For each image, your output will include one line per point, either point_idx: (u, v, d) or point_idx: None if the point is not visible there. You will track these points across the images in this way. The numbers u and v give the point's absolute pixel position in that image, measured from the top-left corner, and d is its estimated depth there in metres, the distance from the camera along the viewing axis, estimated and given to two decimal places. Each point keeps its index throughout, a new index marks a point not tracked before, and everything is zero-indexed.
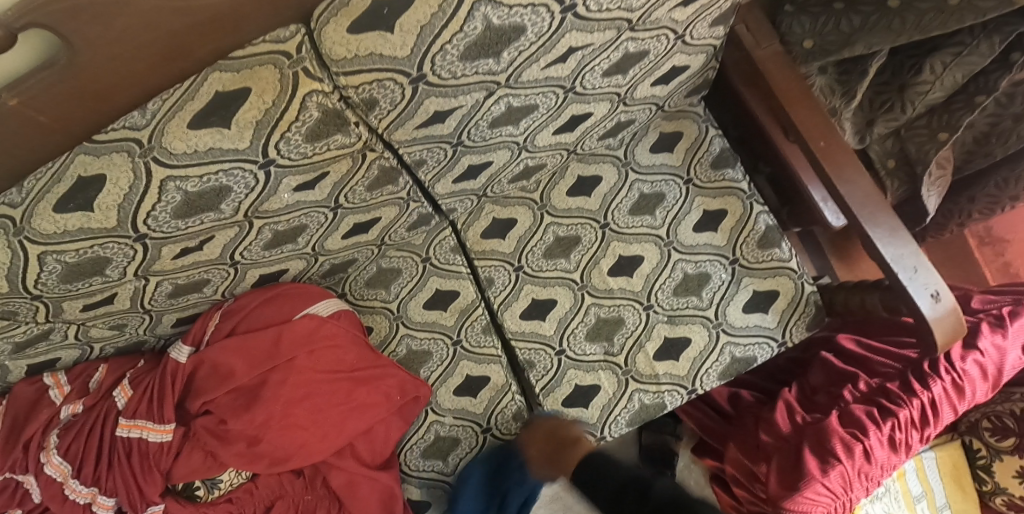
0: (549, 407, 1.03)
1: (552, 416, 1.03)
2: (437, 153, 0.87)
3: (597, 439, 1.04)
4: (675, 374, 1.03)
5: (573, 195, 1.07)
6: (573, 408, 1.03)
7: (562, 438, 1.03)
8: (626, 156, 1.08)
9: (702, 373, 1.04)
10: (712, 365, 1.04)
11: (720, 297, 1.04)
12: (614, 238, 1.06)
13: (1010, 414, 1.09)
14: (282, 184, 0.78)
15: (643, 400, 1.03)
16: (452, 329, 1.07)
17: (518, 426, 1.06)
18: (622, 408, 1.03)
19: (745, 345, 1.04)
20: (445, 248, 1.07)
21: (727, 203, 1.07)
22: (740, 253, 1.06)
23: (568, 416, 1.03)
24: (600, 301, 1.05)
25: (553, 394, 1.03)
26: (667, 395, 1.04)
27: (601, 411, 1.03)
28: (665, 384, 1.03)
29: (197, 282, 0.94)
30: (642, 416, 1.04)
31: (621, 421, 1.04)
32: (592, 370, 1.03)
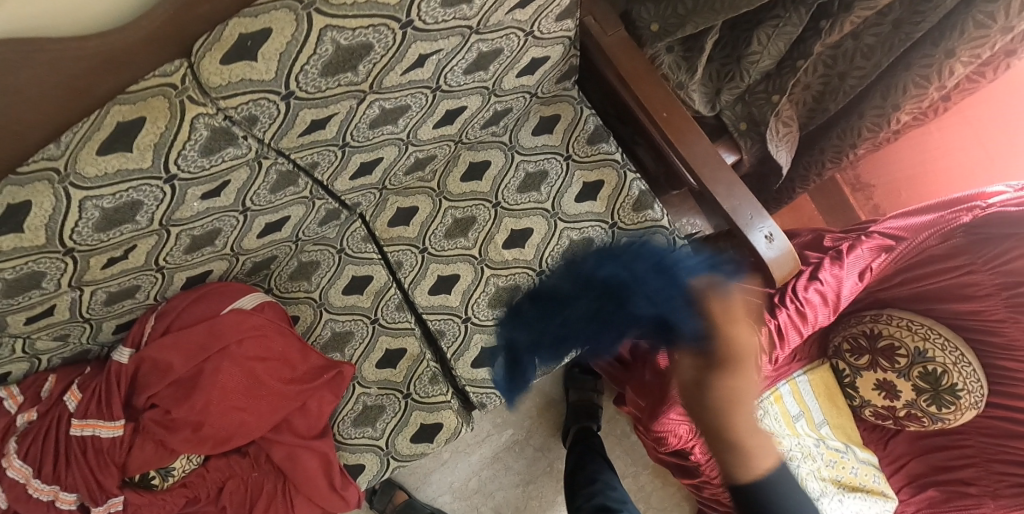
0: (460, 369, 1.17)
1: (463, 377, 1.16)
2: (328, 156, 0.99)
3: None
4: None
5: (466, 180, 1.20)
6: (480, 368, 1.16)
7: (476, 395, 1.16)
8: (511, 141, 1.21)
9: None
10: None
11: None
12: (506, 215, 1.19)
13: (861, 335, 1.24)
14: (187, 194, 0.90)
15: None
16: (370, 310, 1.19)
17: (435, 388, 1.19)
18: None
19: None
20: (357, 237, 1.19)
21: (604, 174, 1.21)
22: (617, 218, 1.20)
23: (477, 376, 1.16)
24: (497, 272, 1.18)
25: (462, 358, 1.16)
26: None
27: None
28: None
29: (128, 289, 1.05)
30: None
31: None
32: (495, 332, 1.16)
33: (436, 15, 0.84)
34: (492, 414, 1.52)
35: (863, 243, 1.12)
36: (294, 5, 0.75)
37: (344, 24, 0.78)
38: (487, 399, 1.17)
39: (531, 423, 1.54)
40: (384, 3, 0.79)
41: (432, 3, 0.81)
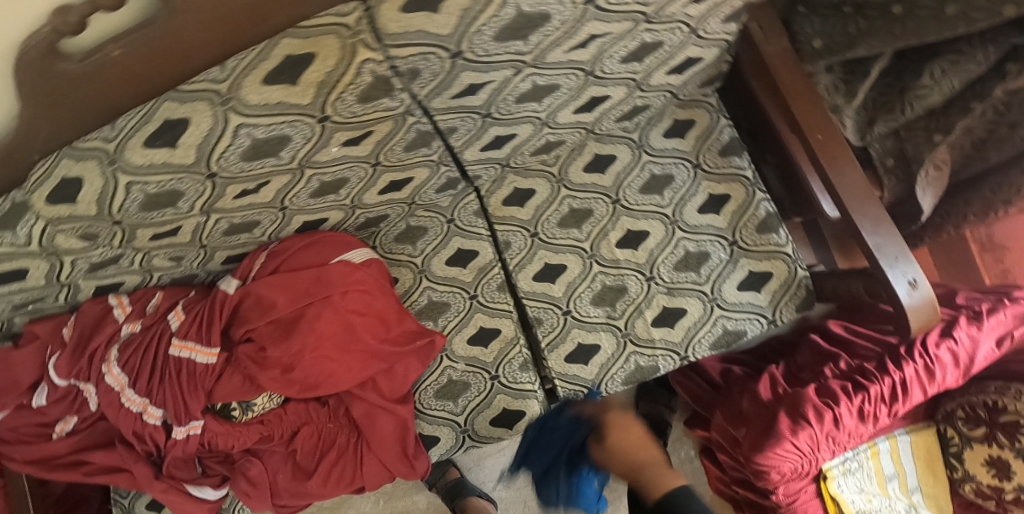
0: (552, 361, 1.13)
1: (553, 369, 1.13)
2: (468, 122, 0.98)
3: (594, 393, 1.13)
4: (670, 340, 1.12)
5: (588, 172, 1.17)
6: (573, 364, 1.13)
7: (563, 390, 1.13)
8: (640, 139, 1.17)
9: (695, 340, 1.12)
10: (704, 334, 1.11)
11: (717, 274, 1.13)
12: (623, 213, 1.16)
13: (982, 405, 1.15)
14: (333, 137, 0.90)
15: (639, 362, 1.12)
16: (470, 285, 1.18)
17: (523, 375, 1.17)
18: (619, 367, 1.12)
19: (736, 319, 1.12)
20: (469, 211, 1.18)
21: (732, 189, 1.15)
22: (738, 235, 1.14)
23: (568, 371, 1.13)
24: (606, 270, 1.15)
25: (558, 349, 1.14)
26: (660, 359, 1.12)
27: (600, 369, 1.12)
28: (662, 349, 1.12)
29: (249, 223, 1.06)
30: (635, 378, 1.12)
31: (618, 379, 1.12)
32: (594, 330, 1.13)
33: None
34: None
35: (1004, 307, 1.07)
36: None
37: None
38: (573, 396, 1.14)
39: None
40: None
41: None
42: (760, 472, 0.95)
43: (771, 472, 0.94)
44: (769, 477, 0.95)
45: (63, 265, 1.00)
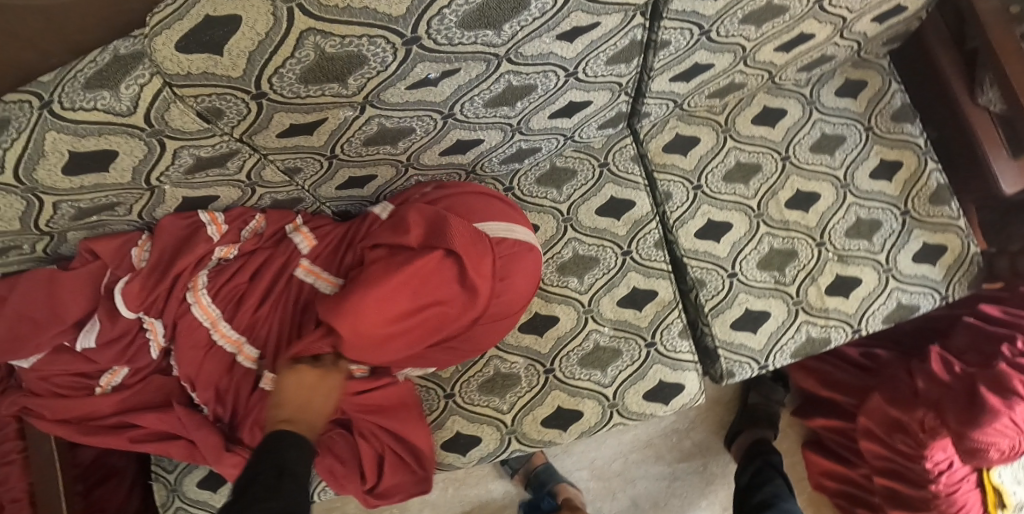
0: (716, 327, 1.01)
1: (716, 337, 1.01)
2: (684, 38, 0.85)
3: (760, 366, 1.02)
4: (844, 311, 1.02)
5: (758, 124, 1.07)
6: (739, 331, 1.01)
7: (726, 362, 1.01)
8: (811, 96, 1.08)
9: (868, 313, 1.03)
10: (878, 307, 1.03)
11: (892, 243, 1.05)
12: (793, 172, 1.06)
13: None
14: (565, 18, 0.72)
15: (811, 333, 1.02)
16: (623, 239, 1.03)
17: (682, 344, 1.02)
18: (789, 338, 1.02)
19: (909, 293, 1.04)
20: (625, 156, 1.04)
21: (904, 156, 1.09)
22: (911, 206, 1.07)
23: (732, 339, 1.01)
24: (774, 231, 1.04)
25: (722, 315, 1.01)
26: (831, 331, 1.03)
27: (769, 338, 1.01)
28: (836, 319, 1.02)
29: (401, 130, 0.85)
30: (802, 351, 1.02)
31: (785, 351, 1.02)
32: (762, 296, 1.02)
33: None
34: None
35: None
36: None
37: None
38: (737, 369, 1.01)
39: (694, 416, 1.38)
40: None
41: None
42: (976, 444, 0.88)
43: (988, 443, 0.88)
44: (984, 448, 0.88)
45: (163, 153, 0.75)
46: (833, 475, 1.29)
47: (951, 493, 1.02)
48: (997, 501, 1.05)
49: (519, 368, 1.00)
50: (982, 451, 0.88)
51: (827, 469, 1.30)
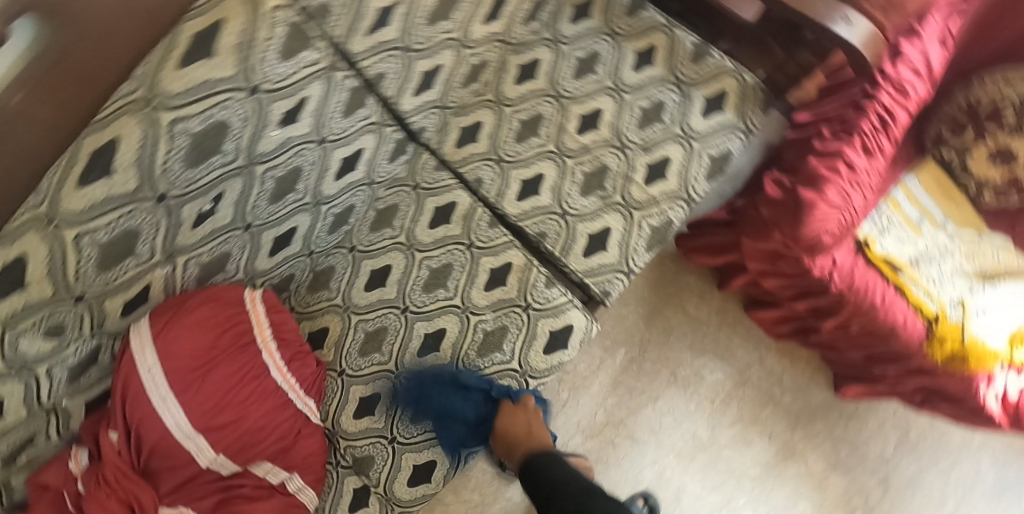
0: (573, 263, 1.10)
1: (579, 270, 1.10)
2: (394, 62, 1.01)
3: (627, 274, 1.11)
4: (670, 190, 1.11)
5: (520, 82, 1.17)
6: (593, 256, 1.10)
7: (596, 286, 1.09)
8: (553, 35, 1.17)
9: (691, 179, 1.12)
10: (696, 169, 1.12)
11: (680, 114, 1.14)
12: (570, 104, 1.16)
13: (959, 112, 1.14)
14: (268, 113, 0.86)
15: (652, 224, 1.11)
16: (463, 235, 1.13)
17: (553, 292, 1.10)
18: (637, 236, 1.10)
19: (714, 144, 1.13)
20: (428, 168, 1.16)
21: (654, 39, 1.17)
22: (680, 74, 1.16)
23: (590, 265, 1.10)
24: (579, 159, 1.14)
25: (573, 251, 1.10)
26: (670, 210, 1.12)
27: (620, 247, 1.10)
28: (668, 199, 1.11)
29: (220, 258, 0.98)
30: (656, 240, 1.11)
31: (642, 248, 1.11)
32: (597, 216, 1.11)
33: None
34: (599, 340, 1.45)
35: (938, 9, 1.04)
36: None
37: None
38: (609, 287, 1.10)
39: (643, 337, 1.46)
40: None
41: None
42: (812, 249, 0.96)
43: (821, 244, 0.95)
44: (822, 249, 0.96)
45: (40, 381, 0.88)
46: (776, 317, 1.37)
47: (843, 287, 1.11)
48: (889, 270, 1.14)
49: (436, 386, 1.10)
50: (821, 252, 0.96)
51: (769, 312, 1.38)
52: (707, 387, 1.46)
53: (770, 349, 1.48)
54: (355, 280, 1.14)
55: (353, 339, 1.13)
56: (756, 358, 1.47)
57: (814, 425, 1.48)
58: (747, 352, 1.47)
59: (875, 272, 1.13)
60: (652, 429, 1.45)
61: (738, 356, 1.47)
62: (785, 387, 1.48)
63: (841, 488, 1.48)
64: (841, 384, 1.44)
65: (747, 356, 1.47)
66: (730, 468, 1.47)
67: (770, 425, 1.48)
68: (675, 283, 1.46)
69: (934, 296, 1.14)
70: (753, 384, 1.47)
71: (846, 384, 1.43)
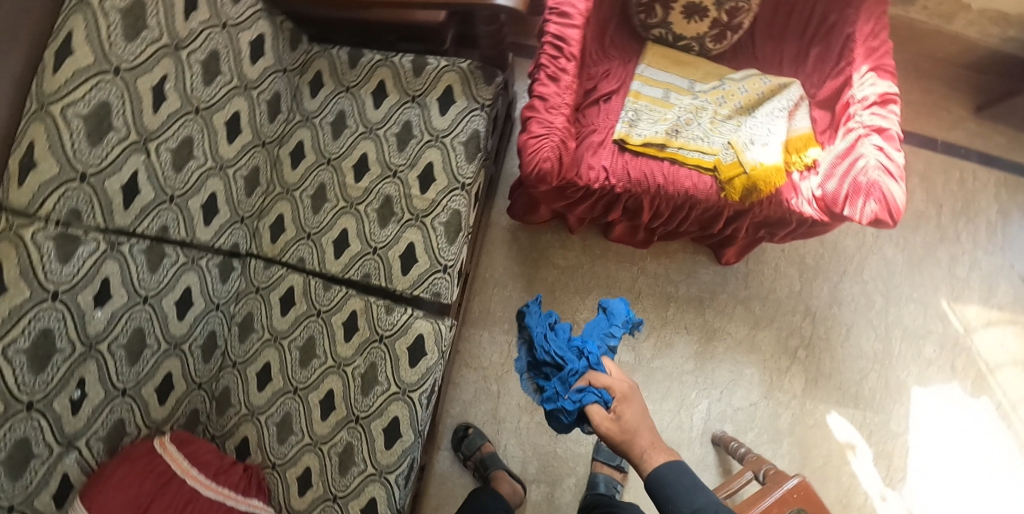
0: (400, 284, 1.25)
1: (406, 287, 1.24)
2: (169, 215, 1.16)
3: (446, 269, 1.24)
4: (443, 187, 1.25)
5: (296, 166, 1.35)
6: (411, 270, 1.24)
7: (427, 291, 1.24)
8: (303, 116, 1.37)
9: (455, 170, 1.25)
10: (456, 161, 1.24)
11: (425, 123, 1.26)
12: (340, 162, 1.31)
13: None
14: (80, 304, 1.04)
15: (442, 221, 1.24)
16: (308, 307, 1.30)
17: (396, 315, 1.25)
18: (435, 237, 1.24)
19: (461, 133, 1.24)
20: (260, 269, 1.34)
21: (380, 75, 1.31)
22: (412, 91, 1.29)
23: (412, 279, 1.24)
24: (366, 201, 1.29)
25: (393, 275, 1.25)
26: (452, 203, 1.25)
27: (427, 252, 1.24)
28: (445, 195, 1.25)
29: (117, 427, 1.15)
30: (453, 233, 1.25)
31: (444, 245, 1.24)
32: (399, 238, 1.26)
33: (131, 50, 1.02)
34: (495, 326, 1.59)
35: None
36: (42, 116, 0.93)
37: (72, 99, 0.95)
38: (438, 287, 1.24)
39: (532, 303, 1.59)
40: (86, 64, 0.96)
41: (118, 43, 1.00)
42: (542, 175, 1.07)
43: (544, 168, 1.06)
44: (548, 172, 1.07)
45: None
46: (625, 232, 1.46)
47: (621, 183, 1.20)
48: (653, 150, 1.24)
49: (346, 438, 1.25)
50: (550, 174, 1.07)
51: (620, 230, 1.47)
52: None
53: (646, 257, 1.60)
54: (247, 387, 1.32)
55: (269, 433, 1.29)
56: (637, 270, 1.59)
57: (719, 298, 1.59)
58: (626, 270, 1.59)
59: (643, 157, 1.23)
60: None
61: (620, 276, 1.59)
62: (675, 281, 1.59)
63: (773, 337, 1.58)
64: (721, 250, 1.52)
65: (628, 273, 1.59)
66: (667, 372, 1.56)
67: (681, 318, 1.58)
68: (535, 245, 1.60)
69: (705, 147, 1.24)
70: (647, 293, 1.58)
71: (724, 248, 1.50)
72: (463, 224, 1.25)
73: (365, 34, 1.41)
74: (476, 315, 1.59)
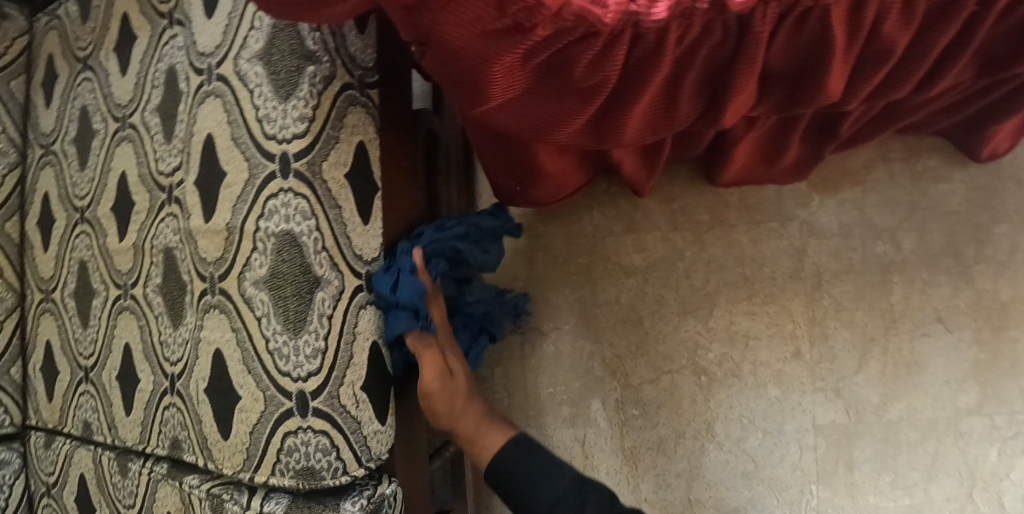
0: (226, 467, 0.45)
1: (240, 472, 0.44)
2: None
3: (307, 410, 0.41)
4: (238, 188, 0.43)
5: (47, 244, 0.67)
6: (232, 430, 0.44)
7: (287, 478, 0.42)
8: (40, 147, 0.70)
9: (257, 125, 0.43)
10: (256, 98, 0.43)
11: (191, 58, 0.50)
12: (95, 208, 0.60)
13: None
14: None
15: (258, 275, 0.41)
16: (112, 512, 0.60)
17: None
18: (254, 328, 0.42)
19: (253, 26, 0.44)
20: (41, 452, 0.68)
21: (123, 7, 0.61)
22: (166, 9, 0.55)
23: (242, 451, 0.44)
24: (142, 276, 0.54)
25: (209, 444, 0.46)
26: (269, 222, 0.41)
27: (248, 370, 0.42)
28: (249, 196, 0.42)
29: None
30: (295, 298, 0.40)
31: (281, 338, 0.41)
32: (197, 346, 0.46)
33: None
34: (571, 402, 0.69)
35: None
36: None
37: None
38: (306, 463, 0.41)
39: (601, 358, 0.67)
40: None
41: None
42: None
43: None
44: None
45: None
46: (749, 179, 0.59)
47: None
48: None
49: None
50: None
51: (764, 164, 0.55)
52: (770, 343, 0.63)
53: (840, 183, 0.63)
54: None
55: None
56: (800, 230, 0.63)
57: (997, 237, 0.60)
58: (777, 239, 0.63)
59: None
60: (749, 475, 0.63)
61: (772, 255, 0.63)
62: (887, 233, 0.61)
63: None
64: (971, 143, 0.57)
65: (780, 246, 0.63)
66: (920, 428, 0.60)
67: (925, 299, 0.60)
68: (578, 242, 0.68)
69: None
70: (839, 275, 0.62)
71: (985, 136, 0.55)
72: (321, 263, 0.41)
73: None
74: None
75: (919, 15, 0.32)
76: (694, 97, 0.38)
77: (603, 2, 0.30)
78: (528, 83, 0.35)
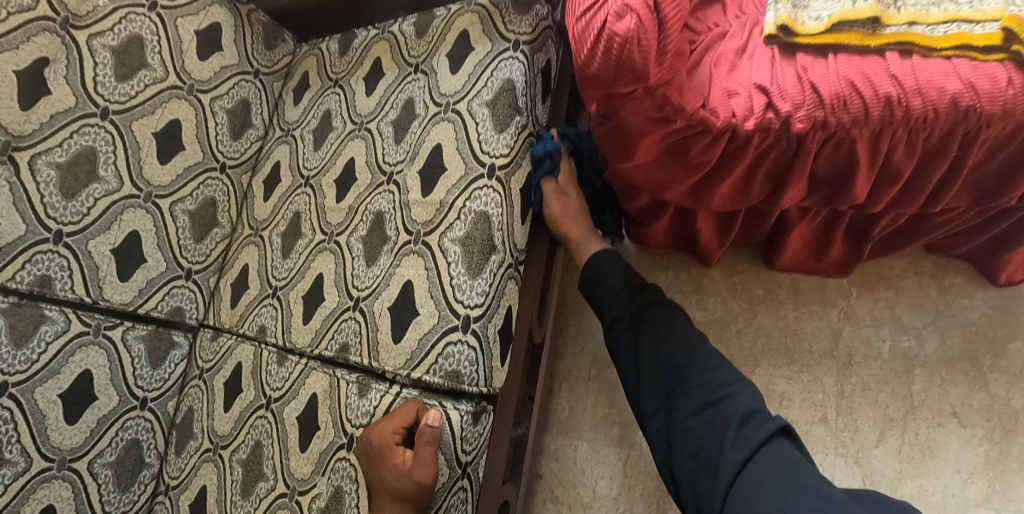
0: (387, 360, 0.65)
1: (399, 369, 0.64)
2: (56, 262, 0.77)
3: (465, 329, 0.62)
4: (456, 181, 0.67)
5: (268, 197, 0.92)
6: (404, 336, 0.65)
7: (436, 373, 0.62)
8: (280, 131, 0.97)
9: (477, 145, 0.67)
10: (479, 128, 0.67)
11: (432, 94, 0.75)
12: (320, 178, 0.85)
13: None
14: None
15: (457, 237, 0.65)
16: (257, 395, 0.79)
17: (373, 397, 0.65)
18: (444, 271, 0.64)
19: (486, 85, 0.69)
20: (206, 343, 0.90)
21: (377, 51, 0.87)
22: (414, 61, 0.81)
23: (407, 353, 0.64)
24: (349, 227, 0.77)
25: (378, 345, 0.67)
26: (472, 204, 0.65)
27: (430, 296, 0.64)
28: (462, 186, 0.66)
29: None
30: (479, 254, 0.63)
31: (463, 278, 0.63)
32: (389, 277, 0.68)
33: None
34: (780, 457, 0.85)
35: None
36: None
37: None
38: (453, 366, 0.62)
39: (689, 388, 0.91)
40: None
41: None
42: (629, 55, 0.45)
43: (623, 39, 0.45)
44: (643, 41, 0.45)
45: None
46: (802, 269, 0.88)
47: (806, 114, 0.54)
48: (860, 34, 0.56)
49: None
50: (654, 45, 0.45)
51: (813, 258, 0.85)
52: (803, 406, 0.87)
53: (851, 291, 0.91)
54: None
55: None
56: (839, 316, 0.90)
57: (1011, 351, 0.85)
58: (819, 320, 0.90)
59: (841, 53, 0.56)
60: None
61: (812, 332, 0.90)
62: (913, 331, 0.88)
63: None
64: (989, 269, 0.84)
65: (820, 325, 0.90)
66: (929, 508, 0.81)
67: (942, 396, 0.85)
68: (652, 295, 0.95)
69: (971, 16, 0.55)
70: (867, 360, 0.88)
71: (1000, 263, 0.82)
72: (500, 238, 0.64)
73: (364, 18, 0.94)
74: (566, 418, 0.93)
75: (918, 148, 0.57)
76: (766, 183, 0.64)
77: (717, 114, 0.55)
78: (660, 157, 0.61)
